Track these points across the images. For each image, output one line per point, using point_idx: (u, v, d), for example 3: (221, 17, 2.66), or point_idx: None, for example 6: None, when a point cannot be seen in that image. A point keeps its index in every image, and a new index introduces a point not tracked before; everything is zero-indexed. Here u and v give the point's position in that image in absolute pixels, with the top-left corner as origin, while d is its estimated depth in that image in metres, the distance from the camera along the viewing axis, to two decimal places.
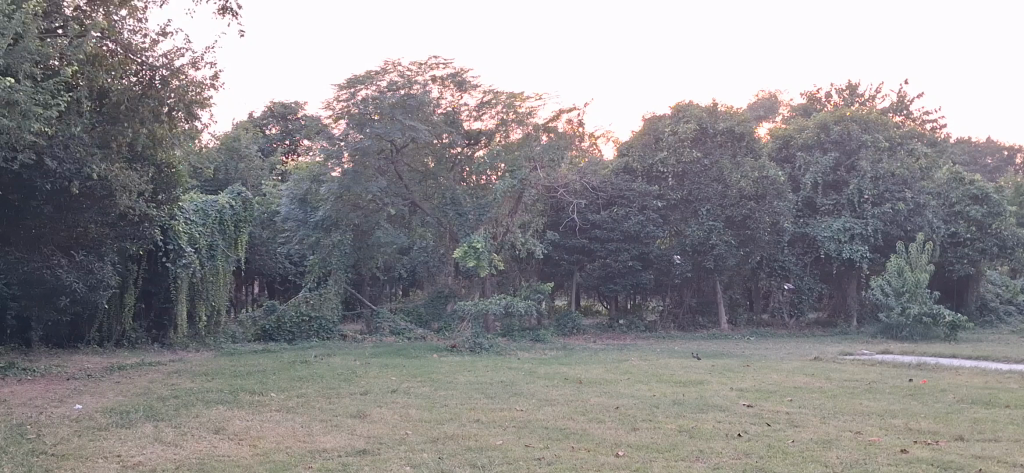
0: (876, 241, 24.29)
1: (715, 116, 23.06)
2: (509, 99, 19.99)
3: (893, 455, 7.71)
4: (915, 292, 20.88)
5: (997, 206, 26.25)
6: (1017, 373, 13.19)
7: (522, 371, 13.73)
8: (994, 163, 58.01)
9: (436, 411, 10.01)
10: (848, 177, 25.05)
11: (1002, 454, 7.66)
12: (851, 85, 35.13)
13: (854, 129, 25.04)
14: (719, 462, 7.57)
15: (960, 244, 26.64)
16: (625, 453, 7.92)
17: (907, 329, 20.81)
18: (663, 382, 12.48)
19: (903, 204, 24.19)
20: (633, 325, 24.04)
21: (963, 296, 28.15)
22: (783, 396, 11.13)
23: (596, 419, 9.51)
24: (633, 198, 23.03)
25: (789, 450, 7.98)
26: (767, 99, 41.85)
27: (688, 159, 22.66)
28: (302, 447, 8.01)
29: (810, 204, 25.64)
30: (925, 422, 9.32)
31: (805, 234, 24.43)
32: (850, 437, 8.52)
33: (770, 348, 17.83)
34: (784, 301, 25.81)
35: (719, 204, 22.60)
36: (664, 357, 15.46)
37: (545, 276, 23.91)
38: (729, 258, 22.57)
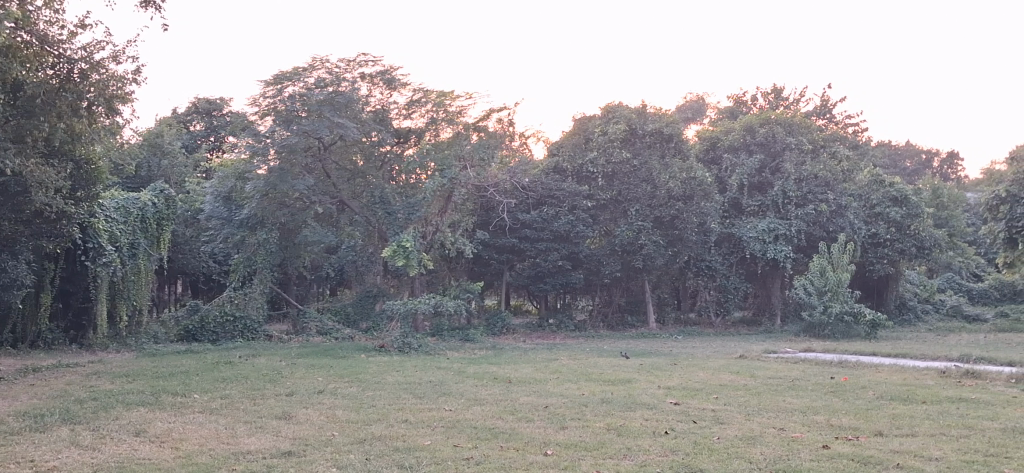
0: (799, 241, 24.90)
1: (644, 117, 23.38)
2: (440, 98, 20.05)
3: (815, 451, 7.87)
4: (836, 291, 21.39)
5: (915, 208, 27.03)
6: (933, 370, 13.58)
7: (451, 370, 13.70)
8: (914, 166, 59.68)
9: (363, 411, 9.91)
10: (772, 178, 25.54)
11: (919, 449, 7.88)
12: (777, 89, 35.76)
13: (778, 132, 25.52)
14: (646, 459, 7.63)
15: (880, 245, 27.28)
16: (554, 451, 7.94)
17: (829, 327, 21.28)
18: (592, 380, 12.57)
19: (827, 206, 24.77)
20: (563, 325, 24.14)
21: (883, 295, 28.89)
22: (709, 394, 11.29)
23: (524, 419, 9.51)
24: (563, 198, 23.06)
25: (714, 446, 8.10)
26: (694, 102, 42.46)
27: (618, 160, 22.89)
28: (226, 449, 7.86)
29: (736, 205, 26.06)
30: (846, 418, 9.54)
31: (731, 234, 24.86)
32: (773, 433, 8.68)
33: (697, 347, 18.06)
34: (711, 300, 26.25)
35: (648, 205, 22.90)
36: (593, 356, 15.54)
37: (475, 275, 23.88)
38: (657, 257, 22.85)
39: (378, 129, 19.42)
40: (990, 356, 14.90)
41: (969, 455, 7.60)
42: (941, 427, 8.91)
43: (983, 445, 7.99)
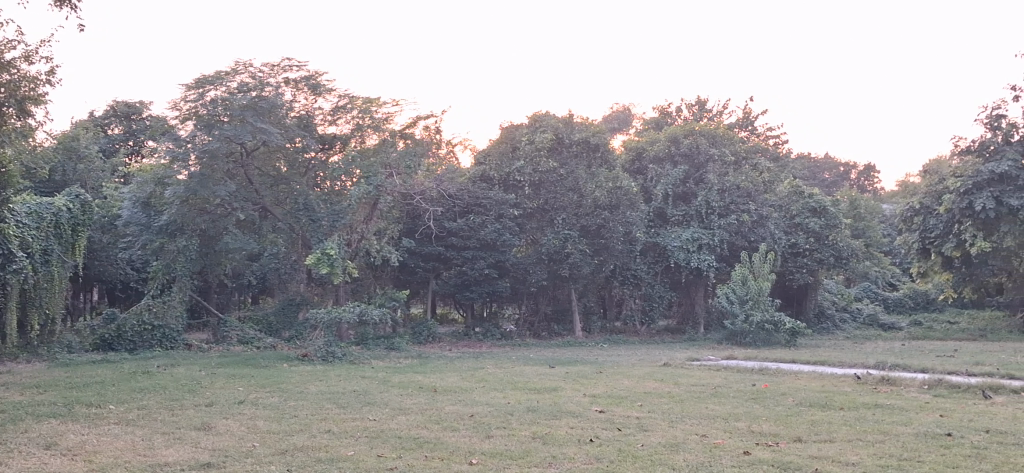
0: (722, 250, 25.37)
1: (571, 126, 23.61)
2: (366, 104, 19.97)
3: (736, 457, 7.97)
4: (758, 300, 21.79)
5: (833, 218, 27.74)
6: (850, 377, 13.91)
7: (376, 379, 13.56)
8: (832, 178, 61.28)
9: (285, 422, 9.73)
10: (696, 189, 25.92)
11: (836, 454, 8.04)
12: (700, 100, 36.32)
13: (702, 143, 25.89)
14: (571, 467, 7.66)
15: (800, 255, 27.88)
16: (478, 460, 7.91)
17: (750, 335, 21.67)
18: (518, 389, 12.57)
19: (748, 216, 25.34)
20: (489, 333, 24.12)
21: (803, 304, 29.53)
22: (634, 401, 11.38)
23: (450, 428, 9.45)
24: (489, 206, 22.86)
25: (638, 453, 8.15)
26: (620, 113, 42.98)
27: (545, 169, 22.95)
28: (142, 461, 7.63)
29: (661, 215, 26.36)
30: (766, 424, 9.69)
31: (656, 243, 25.20)
32: (696, 440, 8.78)
33: (622, 355, 18.21)
34: (636, 308, 26.51)
35: (574, 213, 23.11)
36: (519, 364, 15.59)
37: (401, 283, 23.71)
38: (584, 266, 22.98)
39: (303, 135, 19.24)
40: (904, 362, 15.34)
41: (884, 460, 7.79)
42: (857, 432, 9.12)
43: (898, 450, 8.21)
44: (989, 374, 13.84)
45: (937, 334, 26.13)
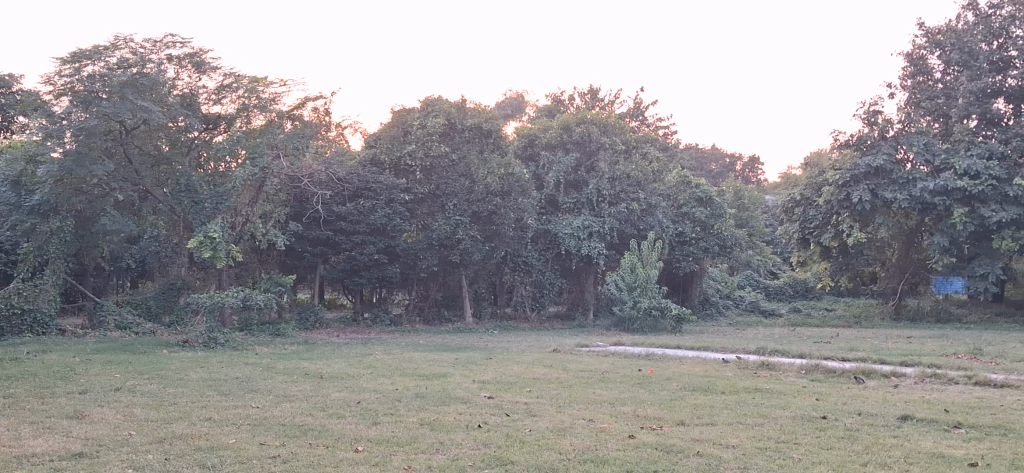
0: (612, 238, 25.81)
1: (463, 112, 23.53)
2: (252, 84, 19.49)
3: (622, 441, 8.09)
4: (645, 287, 22.16)
5: (718, 208, 28.54)
6: (733, 362, 14.28)
7: (260, 366, 13.24)
8: (718, 169, 62.87)
9: (164, 409, 9.41)
10: (587, 176, 26.25)
11: (717, 437, 8.24)
12: (592, 90, 36.73)
13: (593, 132, 26.25)
14: (458, 453, 7.62)
15: (686, 244, 28.51)
16: (365, 447, 7.80)
17: (638, 321, 22.03)
18: (406, 375, 12.46)
19: (637, 204, 25.93)
20: (378, 319, 23.89)
21: (688, 291, 30.20)
22: (523, 387, 11.42)
23: (335, 415, 9.30)
24: (379, 191, 22.54)
25: (525, 439, 8.19)
26: (512, 99, 43.19)
27: (436, 153, 22.83)
28: (7, 453, 7.26)
29: (552, 202, 26.51)
30: (651, 408, 9.87)
31: (547, 231, 25.39)
32: (582, 425, 8.87)
33: (512, 341, 18.27)
34: (526, 295, 26.69)
35: (465, 199, 23.08)
36: (408, 350, 15.47)
37: (288, 268, 23.27)
38: (474, 252, 23.01)
39: (186, 114, 18.66)
40: (782, 348, 15.87)
41: (762, 442, 8.01)
42: (738, 416, 9.36)
43: (776, 433, 8.45)
44: (862, 359, 14.44)
45: (815, 321, 27.13)
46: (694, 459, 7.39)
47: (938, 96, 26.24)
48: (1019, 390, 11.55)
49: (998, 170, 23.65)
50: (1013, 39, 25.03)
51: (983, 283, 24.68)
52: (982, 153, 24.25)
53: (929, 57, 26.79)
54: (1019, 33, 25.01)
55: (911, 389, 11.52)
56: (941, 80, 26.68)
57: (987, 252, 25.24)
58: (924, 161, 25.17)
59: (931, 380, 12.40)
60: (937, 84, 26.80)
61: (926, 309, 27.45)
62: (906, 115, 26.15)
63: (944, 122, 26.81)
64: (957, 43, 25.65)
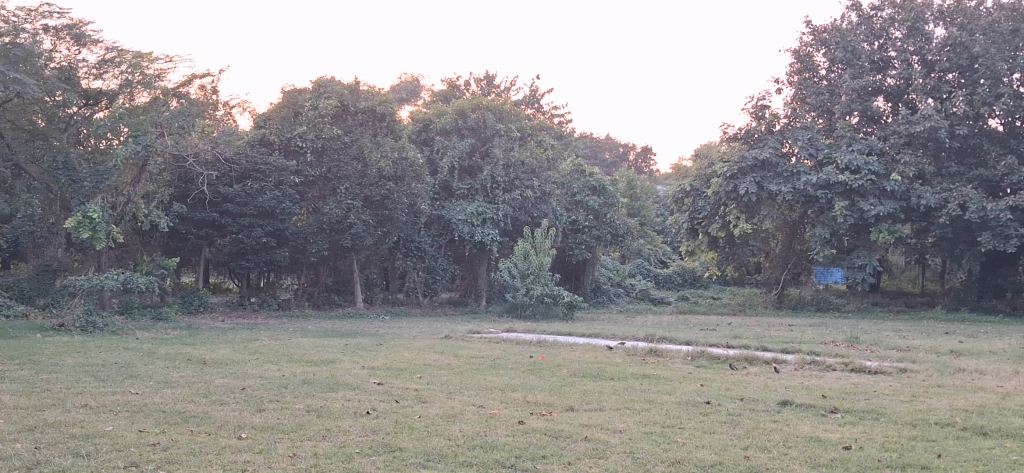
0: (505, 224, 25.93)
1: (356, 94, 23.28)
2: (136, 58, 19.14)
3: (511, 427, 8.10)
4: (538, 274, 22.30)
5: (611, 197, 29.13)
6: (621, 349, 14.51)
7: (140, 351, 12.80)
8: (612, 158, 63.89)
9: (35, 396, 8.99)
10: (481, 163, 26.22)
11: (605, 422, 8.33)
12: (489, 76, 36.68)
13: (489, 118, 26.28)
14: (345, 440, 7.51)
15: (579, 232, 28.82)
16: (248, 435, 7.60)
17: (529, 308, 22.14)
18: (293, 362, 12.22)
19: (531, 192, 26.22)
20: (266, 304, 23.42)
21: (580, 278, 30.52)
22: (413, 374, 11.34)
23: (218, 401, 9.06)
24: (267, 172, 21.88)
25: (414, 425, 8.12)
26: (408, 83, 42.81)
27: (328, 135, 22.46)
28: None
29: (445, 188, 26.25)
30: (540, 394, 9.93)
31: (440, 216, 25.28)
32: (472, 411, 8.85)
33: (403, 327, 18.16)
34: (418, 281, 26.65)
35: (357, 183, 22.77)
36: (296, 336, 15.19)
37: (171, 250, 22.58)
38: (366, 237, 22.76)
39: (63, 88, 17.91)
40: (669, 336, 16.19)
41: (648, 427, 8.13)
42: (625, 401, 9.49)
43: (661, 418, 8.60)
44: (745, 347, 14.86)
45: (702, 309, 27.80)
46: (582, 444, 7.45)
47: (823, 93, 27.18)
48: (891, 376, 12.07)
49: (877, 166, 24.63)
50: (893, 40, 26.12)
51: (861, 274, 25.65)
52: (863, 149, 25.24)
53: (815, 54, 27.70)
54: (898, 35, 26.12)
55: (791, 376, 11.89)
56: (826, 78, 27.63)
57: (865, 245, 26.24)
58: (807, 155, 26.02)
59: (810, 367, 12.83)
60: (822, 81, 27.75)
61: (807, 299, 28.42)
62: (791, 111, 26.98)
63: (827, 118, 27.79)
64: (841, 41, 26.59)
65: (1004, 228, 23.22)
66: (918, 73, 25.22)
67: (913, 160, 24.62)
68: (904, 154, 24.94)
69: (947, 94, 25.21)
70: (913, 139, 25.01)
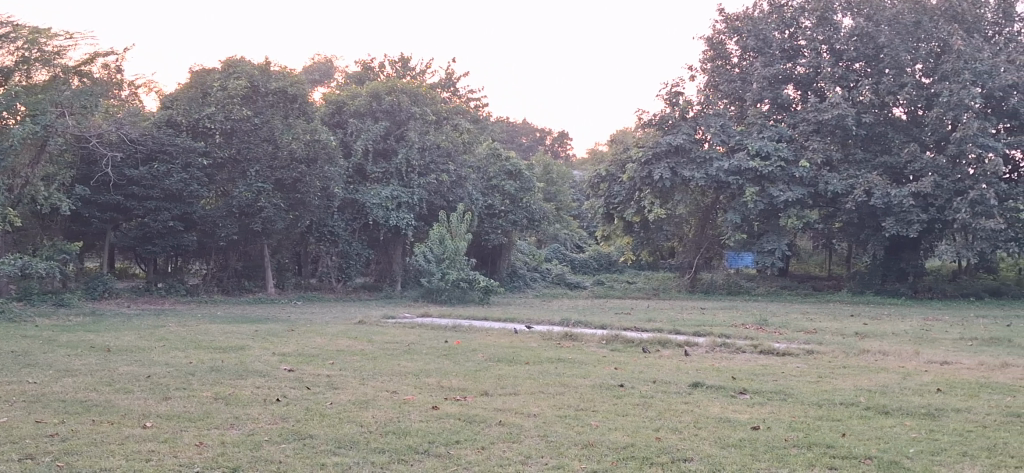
0: (420, 209, 25.77)
1: (266, 75, 22.79)
2: (33, 35, 18.19)
3: (425, 412, 8.05)
4: (454, 259, 22.24)
5: (527, 182, 29.30)
6: (536, 333, 14.56)
7: (39, 339, 12.34)
8: (528, 142, 64.15)
9: None
10: (396, 146, 25.99)
11: (519, 406, 8.33)
12: (404, 59, 36.36)
13: (404, 101, 26.06)
14: (254, 428, 7.35)
15: (494, 216, 28.82)
16: (153, 424, 7.38)
17: (446, 293, 22.08)
18: (201, 348, 11.93)
19: (446, 176, 26.10)
20: (174, 289, 22.87)
21: (496, 263, 30.55)
22: (325, 360, 11.17)
23: (123, 390, 8.78)
24: (174, 154, 21.31)
25: (326, 412, 7.99)
26: (321, 64, 42.22)
27: (238, 117, 21.82)
28: None
29: (359, 171, 25.89)
30: (455, 379, 9.90)
31: (354, 200, 24.98)
32: (385, 396, 8.76)
33: (317, 312, 17.93)
34: (332, 265, 26.34)
35: (268, 166, 22.39)
36: (205, 321, 14.85)
37: (73, 234, 21.83)
38: (277, 221, 22.37)
39: None
40: (584, 319, 16.31)
41: (562, 410, 8.16)
42: (540, 385, 9.52)
43: (575, 401, 8.64)
44: (658, 329, 15.06)
45: (617, 294, 28.12)
46: (496, 429, 7.43)
47: (735, 80, 27.70)
48: (798, 357, 12.37)
49: (786, 152, 25.20)
50: (803, 29, 26.71)
51: (770, 258, 26.25)
52: (773, 136, 25.80)
53: (727, 42, 28.14)
54: (808, 24, 26.73)
55: (702, 358, 12.09)
56: (738, 65, 28.11)
57: (774, 229, 26.85)
58: (720, 141, 26.48)
59: (721, 349, 13.08)
60: (734, 68, 28.24)
61: (719, 283, 28.98)
62: (704, 98, 27.38)
63: (739, 105, 28.32)
64: (752, 29, 27.09)
65: (907, 214, 24.18)
66: (827, 61, 25.84)
67: (821, 147, 25.27)
68: (813, 142, 25.58)
69: (854, 83, 25.88)
70: (822, 127, 25.65)
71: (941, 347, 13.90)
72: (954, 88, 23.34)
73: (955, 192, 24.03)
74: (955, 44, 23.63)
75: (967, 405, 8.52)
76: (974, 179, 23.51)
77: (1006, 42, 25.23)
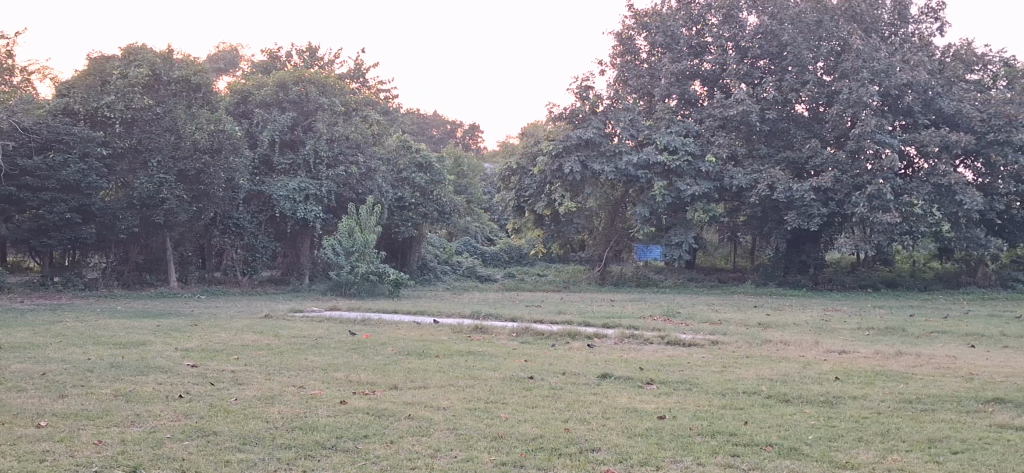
0: (328, 201, 25.44)
1: (168, 63, 22.29)
2: None
3: (332, 407, 7.96)
4: (363, 251, 22.02)
5: (437, 174, 29.22)
6: (446, 326, 14.50)
7: None
8: (439, 135, 64.02)
9: None
10: (303, 137, 25.62)
11: (429, 400, 8.31)
12: (312, 48, 35.83)
13: (311, 92, 25.73)
14: (156, 425, 7.15)
15: (404, 209, 28.64)
16: (49, 423, 7.12)
17: (355, 286, 21.86)
18: (100, 344, 11.57)
19: (355, 168, 25.84)
20: (71, 283, 22.14)
21: (406, 256, 30.35)
22: (230, 355, 10.95)
23: (16, 389, 8.44)
24: (71, 143, 20.55)
25: (230, 408, 7.82)
26: (226, 53, 41.35)
27: (139, 106, 21.25)
28: None
29: (266, 162, 25.41)
30: (365, 373, 9.81)
31: (261, 191, 24.51)
32: (293, 392, 8.63)
33: (223, 307, 17.59)
34: (237, 259, 25.82)
35: (170, 156, 21.69)
36: (104, 317, 14.39)
37: None
38: (180, 214, 21.82)
39: None
40: (496, 312, 16.38)
41: (472, 403, 8.17)
42: (450, 378, 9.51)
43: (486, 393, 8.66)
44: (568, 322, 15.17)
45: (527, 286, 28.26)
46: (405, 423, 7.39)
47: (643, 76, 28.15)
48: (704, 348, 12.61)
49: (693, 147, 25.69)
50: (709, 27, 27.25)
51: (678, 251, 26.71)
52: (680, 131, 26.28)
53: (636, 37, 28.48)
54: (714, 22, 27.26)
55: (611, 350, 12.23)
56: (646, 61, 28.46)
57: (682, 223, 27.33)
58: (629, 135, 26.81)
59: (629, 341, 13.25)
60: (642, 64, 28.64)
61: (629, 275, 29.36)
62: (614, 92, 27.72)
63: (647, 100, 28.75)
64: (661, 25, 27.50)
65: (808, 208, 24.87)
66: (732, 59, 26.42)
67: (727, 142, 25.89)
68: (718, 137, 26.16)
69: (758, 80, 26.54)
70: (727, 123, 26.30)
71: (840, 337, 14.36)
72: (854, 86, 24.08)
73: (853, 187, 24.79)
74: (855, 43, 24.35)
75: (863, 392, 8.83)
76: (872, 175, 24.29)
77: (901, 42, 26.18)
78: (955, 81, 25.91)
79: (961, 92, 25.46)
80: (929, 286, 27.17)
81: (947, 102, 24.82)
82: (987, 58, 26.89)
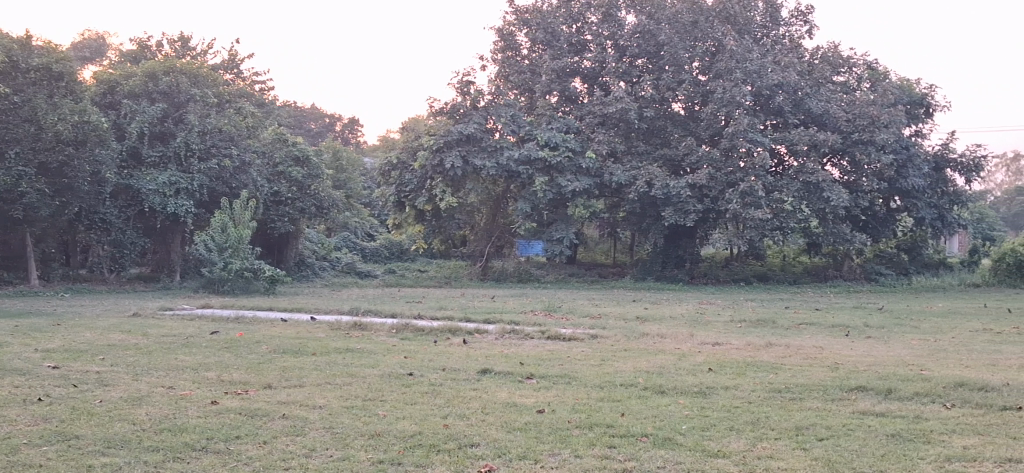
0: (201, 196, 24.67)
1: (26, 50, 21.20)
2: None
3: (203, 407, 7.69)
4: (237, 247, 21.41)
5: (315, 169, 28.76)
6: (324, 323, 14.24)
7: None
8: (318, 128, 62.96)
9: None
10: (174, 129, 24.78)
11: (304, 399, 8.12)
12: (184, 37, 34.68)
13: (183, 83, 24.92)
14: (10, 430, 6.77)
15: (281, 204, 28.06)
16: None
17: (228, 283, 21.27)
18: None
19: (229, 161, 25.13)
20: None
21: (284, 252, 29.72)
22: (94, 355, 10.50)
23: None
24: None
25: (93, 411, 7.47)
26: (92, 41, 39.64)
27: None
28: None
29: (135, 155, 24.54)
30: (236, 373, 9.52)
31: (128, 186, 23.60)
32: (161, 392, 8.31)
33: (88, 305, 16.84)
34: (105, 256, 24.82)
35: (30, 147, 20.55)
36: None
37: None
38: (42, 208, 20.83)
39: None
40: (375, 308, 16.20)
41: (349, 401, 8.02)
42: (325, 376, 9.33)
43: (363, 391, 8.52)
44: (448, 318, 15.11)
45: (408, 282, 28.07)
46: (279, 422, 7.21)
47: (524, 72, 28.33)
48: (581, 342, 12.74)
49: (573, 144, 26.00)
50: (589, 24, 27.63)
51: (558, 246, 27.01)
52: (561, 127, 26.59)
53: (517, 33, 28.63)
54: (593, 20, 27.65)
55: (489, 345, 12.22)
56: (527, 57, 28.65)
57: (563, 218, 27.64)
58: (511, 131, 26.94)
59: (510, 336, 13.29)
60: (523, 60, 28.84)
61: (510, 270, 29.50)
62: (495, 88, 27.79)
63: (528, 96, 28.93)
64: (541, 22, 27.72)
65: (684, 204, 25.51)
66: (611, 57, 26.80)
67: (606, 139, 26.40)
68: (598, 133, 26.61)
69: (636, 77, 27.05)
70: (607, 120, 26.81)
71: (713, 329, 14.75)
72: (727, 86, 24.80)
73: (727, 184, 25.51)
74: (729, 43, 25.04)
75: (735, 382, 9.08)
76: (744, 172, 25.05)
77: (772, 44, 27.12)
78: (823, 82, 26.95)
79: (828, 92, 26.49)
80: (799, 279, 28.20)
81: (815, 102, 25.74)
82: (852, 61, 28.07)
